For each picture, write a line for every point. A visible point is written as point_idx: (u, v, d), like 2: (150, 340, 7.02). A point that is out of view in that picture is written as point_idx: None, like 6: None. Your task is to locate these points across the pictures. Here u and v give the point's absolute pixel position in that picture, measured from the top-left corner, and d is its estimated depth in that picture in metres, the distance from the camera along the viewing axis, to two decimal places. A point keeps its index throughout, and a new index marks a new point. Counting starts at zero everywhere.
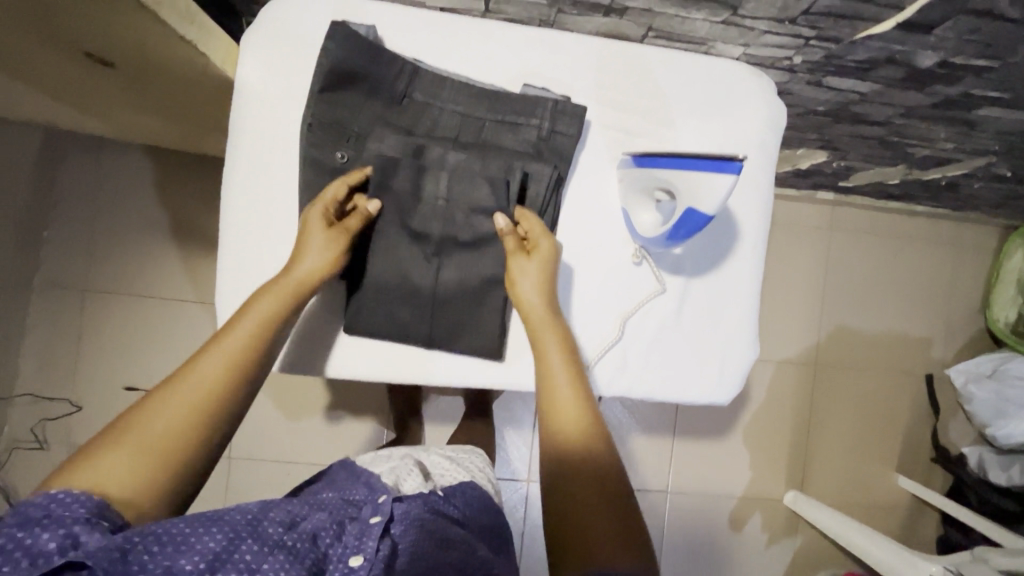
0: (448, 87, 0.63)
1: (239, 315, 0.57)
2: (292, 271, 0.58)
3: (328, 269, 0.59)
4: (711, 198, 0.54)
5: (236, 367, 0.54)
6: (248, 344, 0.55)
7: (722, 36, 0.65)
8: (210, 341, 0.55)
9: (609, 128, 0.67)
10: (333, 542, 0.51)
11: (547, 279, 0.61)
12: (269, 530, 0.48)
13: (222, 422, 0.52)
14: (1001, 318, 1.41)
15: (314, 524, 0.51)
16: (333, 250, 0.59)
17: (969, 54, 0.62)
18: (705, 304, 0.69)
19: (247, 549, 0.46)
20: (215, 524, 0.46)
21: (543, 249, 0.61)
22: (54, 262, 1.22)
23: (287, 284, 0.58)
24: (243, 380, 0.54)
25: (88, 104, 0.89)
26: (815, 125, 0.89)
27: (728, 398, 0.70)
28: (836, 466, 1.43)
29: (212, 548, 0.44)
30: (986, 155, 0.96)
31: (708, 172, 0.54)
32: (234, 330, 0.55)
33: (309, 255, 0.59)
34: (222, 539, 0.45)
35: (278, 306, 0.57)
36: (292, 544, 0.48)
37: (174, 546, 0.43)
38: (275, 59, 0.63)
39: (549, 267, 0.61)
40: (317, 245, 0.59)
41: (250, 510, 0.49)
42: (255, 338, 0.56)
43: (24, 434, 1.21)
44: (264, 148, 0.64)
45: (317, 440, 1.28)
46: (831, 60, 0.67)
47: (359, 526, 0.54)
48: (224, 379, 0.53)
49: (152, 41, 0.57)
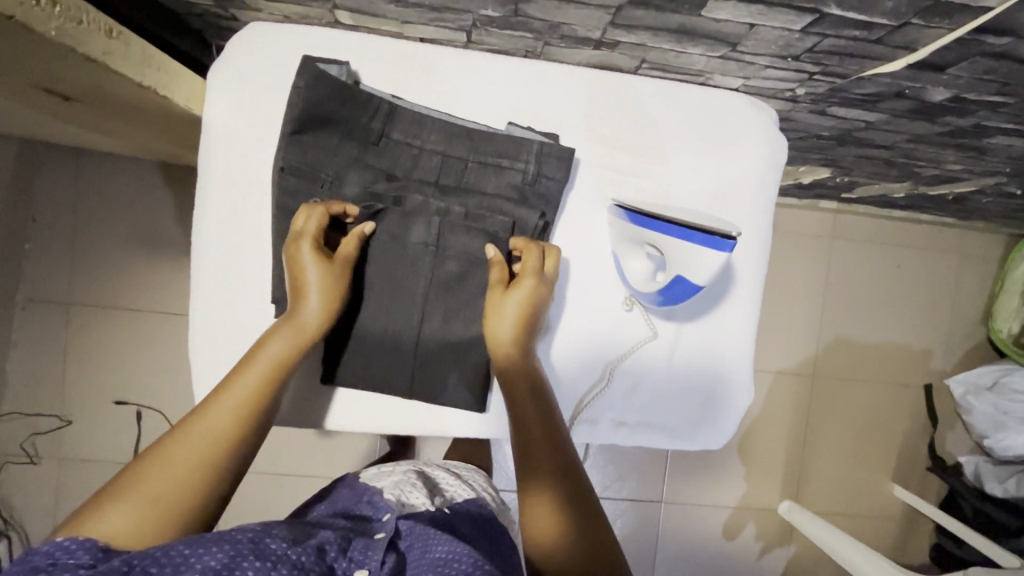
0: (428, 126, 0.59)
1: (249, 358, 0.55)
2: (294, 313, 0.56)
3: (334, 301, 0.57)
4: (703, 270, 0.56)
5: (250, 408, 0.53)
6: (258, 390, 0.54)
7: (720, 69, 0.61)
8: (218, 386, 0.54)
9: (600, 166, 0.63)
10: (337, 557, 0.48)
11: (525, 317, 0.59)
12: (272, 546, 0.44)
13: (236, 464, 0.50)
14: (1004, 329, 1.38)
15: (318, 540, 0.48)
16: (335, 281, 0.57)
17: (983, 91, 0.58)
18: (695, 352, 0.66)
19: (251, 566, 0.41)
20: (215, 542, 0.42)
21: (523, 290, 0.58)
22: (36, 277, 1.19)
23: (290, 329, 0.56)
24: (253, 423, 0.53)
25: (58, 123, 0.84)
26: (819, 147, 0.85)
27: (719, 443, 0.69)
28: (831, 476, 1.43)
29: (212, 566, 0.40)
30: (996, 175, 0.92)
31: (705, 247, 0.56)
32: (243, 374, 0.54)
33: (312, 293, 0.56)
34: (223, 556, 0.41)
35: (288, 348, 0.56)
36: (299, 558, 0.44)
37: (173, 569, 0.39)
38: (245, 97, 0.60)
39: (534, 307, 0.59)
40: (314, 276, 0.56)
41: (251, 530, 0.45)
42: (265, 385, 0.54)
43: (14, 449, 1.20)
44: (234, 191, 0.61)
45: (309, 454, 1.26)
46: (836, 93, 0.64)
47: (364, 541, 0.52)
48: (238, 420, 0.52)
49: (110, 84, 0.54)
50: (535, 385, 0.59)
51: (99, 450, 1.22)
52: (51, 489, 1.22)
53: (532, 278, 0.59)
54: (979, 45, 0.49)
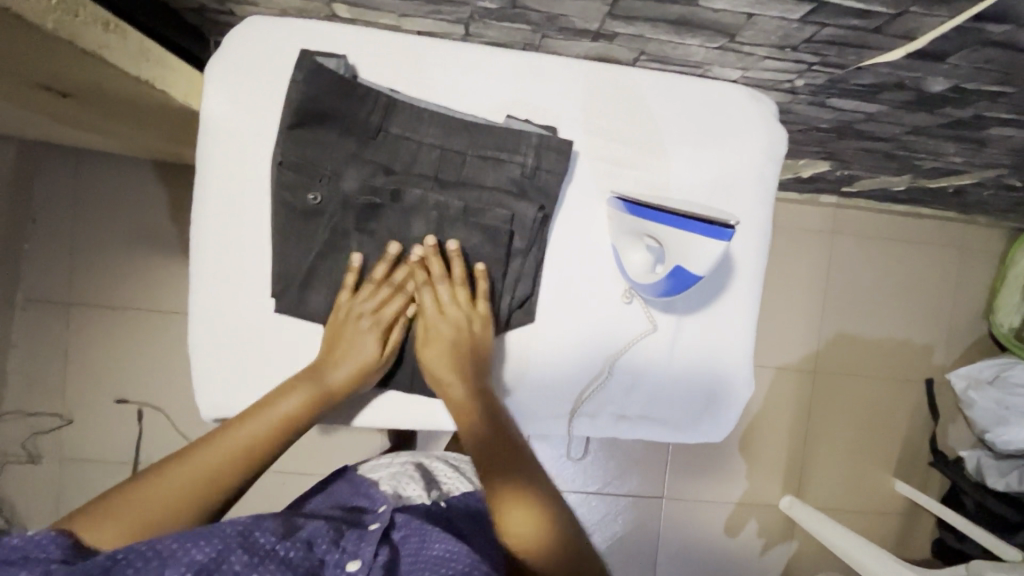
0: (426, 120, 0.59)
1: (273, 398, 0.59)
2: (325, 366, 0.61)
3: (372, 351, 0.61)
4: (703, 260, 0.55)
5: (251, 450, 0.56)
6: (267, 434, 0.57)
7: (719, 60, 0.61)
8: (236, 418, 0.58)
9: (598, 159, 0.63)
10: (331, 548, 0.50)
11: (446, 339, 0.62)
12: (260, 540, 0.47)
13: (221, 499, 0.54)
14: (1005, 324, 1.38)
15: (309, 532, 0.51)
16: (372, 333, 0.62)
17: (982, 81, 0.58)
18: (696, 346, 0.66)
19: (237, 560, 0.44)
20: (205, 537, 0.45)
21: (428, 315, 0.63)
22: (36, 278, 1.19)
23: (318, 381, 0.60)
24: (251, 465, 0.56)
25: (56, 121, 0.84)
26: (819, 140, 0.85)
27: (721, 434, 0.68)
28: (831, 472, 1.42)
29: (200, 560, 0.43)
30: (996, 168, 0.92)
31: (705, 236, 0.55)
32: (260, 414, 0.58)
33: (353, 354, 0.61)
34: (211, 550, 0.44)
35: (309, 398, 0.59)
36: (286, 553, 0.47)
37: (161, 561, 0.42)
38: (243, 92, 0.59)
39: (443, 325, 0.62)
40: (353, 329, 0.61)
41: (242, 523, 0.48)
42: (276, 430, 0.58)
43: (16, 449, 1.20)
44: (232, 187, 0.61)
45: (309, 452, 1.26)
46: (836, 84, 0.63)
47: (356, 534, 0.53)
48: (237, 458, 0.56)
49: (107, 80, 0.54)
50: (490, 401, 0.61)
51: (100, 449, 1.22)
52: (54, 488, 1.22)
53: (432, 280, 0.61)
54: (978, 33, 0.49)
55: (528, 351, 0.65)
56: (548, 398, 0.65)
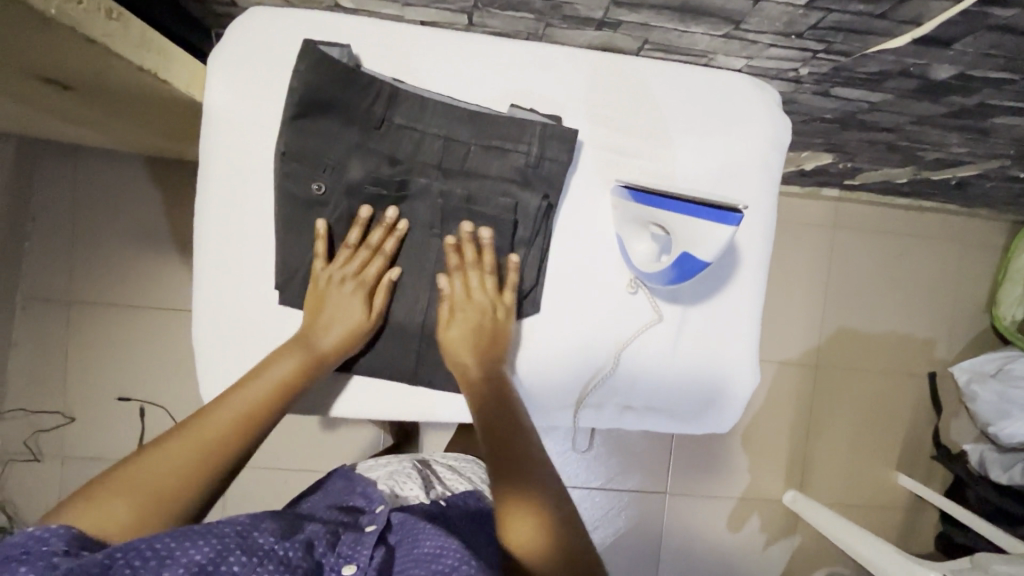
0: (429, 109, 0.59)
1: (263, 367, 0.58)
2: (312, 332, 0.60)
3: (354, 317, 0.60)
4: (709, 245, 0.53)
5: (251, 415, 0.55)
6: (264, 399, 0.56)
7: (724, 49, 0.61)
8: (227, 390, 0.56)
9: (602, 148, 0.63)
10: (327, 552, 0.49)
11: (473, 324, 0.61)
12: (259, 541, 0.45)
13: (228, 465, 0.52)
14: (1008, 317, 1.38)
15: (308, 535, 0.50)
16: (353, 298, 0.60)
17: (988, 68, 0.58)
18: (701, 336, 0.66)
19: (236, 561, 0.42)
20: (203, 536, 0.42)
21: (456, 301, 0.61)
22: (37, 275, 1.18)
23: (309, 347, 0.59)
24: (253, 430, 0.54)
25: (56, 117, 0.84)
26: (822, 131, 0.85)
27: (726, 425, 0.68)
28: (834, 466, 1.42)
29: (198, 560, 0.41)
30: (1000, 158, 0.92)
31: (711, 221, 0.53)
32: (253, 383, 0.57)
33: (340, 319, 0.60)
34: (209, 550, 0.42)
35: (301, 363, 0.58)
36: (285, 554, 0.45)
37: (158, 562, 0.40)
38: (245, 82, 0.59)
39: (467, 309, 0.61)
40: (335, 297, 0.60)
41: (240, 522, 0.46)
42: (272, 395, 0.56)
43: (18, 447, 1.19)
44: (236, 178, 0.61)
45: (311, 449, 1.26)
46: (840, 72, 0.63)
47: (353, 536, 0.53)
48: (238, 424, 0.54)
49: (110, 70, 0.54)
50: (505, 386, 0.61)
51: (102, 447, 1.22)
52: (56, 486, 1.21)
53: (464, 266, 0.61)
54: (985, 18, 0.49)
55: (534, 341, 0.65)
56: (555, 389, 0.65)
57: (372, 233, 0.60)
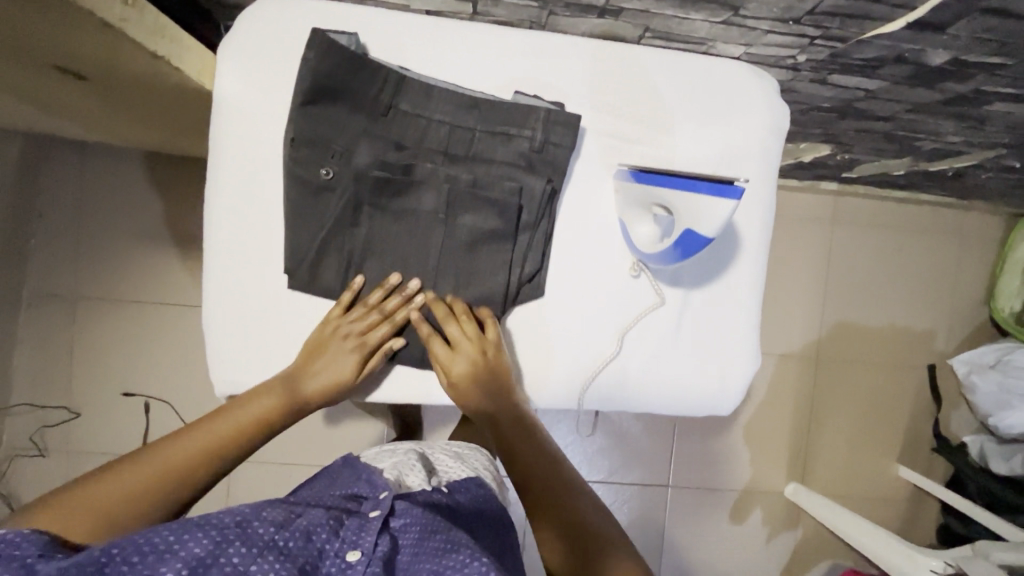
0: (436, 96, 0.60)
1: (242, 398, 0.62)
2: (298, 376, 0.62)
3: (342, 371, 0.62)
4: (713, 221, 0.53)
5: (219, 443, 0.58)
6: (235, 430, 0.59)
7: (723, 36, 0.63)
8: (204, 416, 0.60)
9: (605, 135, 0.64)
10: (330, 538, 0.50)
11: (466, 373, 0.62)
12: (258, 531, 0.46)
13: (188, 490, 0.55)
14: (1006, 308, 1.40)
15: (308, 522, 0.50)
16: (345, 352, 0.62)
17: (981, 52, 0.59)
18: (704, 319, 0.67)
19: (234, 552, 0.44)
20: (200, 529, 0.44)
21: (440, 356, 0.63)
22: (45, 272, 1.19)
23: (292, 385, 0.62)
24: (219, 458, 0.58)
25: (64, 111, 0.85)
26: (820, 121, 0.86)
27: (730, 408, 0.69)
28: (836, 458, 1.43)
29: (196, 553, 0.43)
30: (995, 147, 0.93)
31: (710, 195, 0.52)
32: (228, 412, 0.60)
33: (331, 370, 0.62)
34: (208, 543, 0.43)
35: (278, 401, 0.61)
36: (285, 543, 0.46)
37: (156, 555, 0.42)
38: (255, 70, 0.60)
39: (453, 362, 0.62)
40: (328, 353, 0.62)
41: (240, 512, 0.48)
42: (244, 426, 0.60)
43: (24, 442, 1.20)
44: (246, 164, 0.62)
45: (315, 444, 1.27)
46: (837, 59, 0.64)
47: (357, 522, 0.53)
48: (206, 450, 0.57)
49: (125, 57, 0.55)
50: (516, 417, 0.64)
51: (108, 442, 1.23)
52: (61, 481, 1.22)
53: (444, 322, 0.62)
54: (976, 1, 0.50)
55: (540, 325, 0.66)
56: (560, 371, 0.66)
57: (371, 293, 0.62)
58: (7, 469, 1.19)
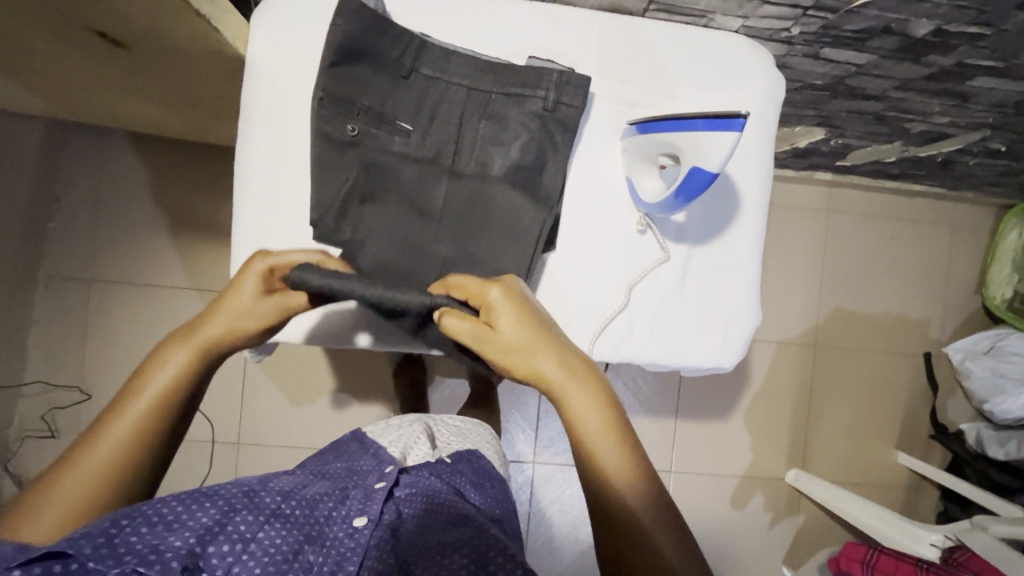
0: (455, 60, 0.65)
1: (171, 349, 0.53)
2: (222, 311, 0.56)
3: (265, 292, 0.57)
4: (715, 156, 0.57)
5: (164, 401, 0.51)
6: (176, 381, 0.52)
7: (722, 8, 0.68)
8: (135, 378, 0.52)
9: (612, 99, 0.69)
10: (337, 506, 0.53)
11: (510, 331, 0.53)
12: (265, 500, 0.50)
13: (147, 455, 0.50)
14: (997, 296, 1.43)
15: (314, 493, 0.53)
16: (261, 280, 0.57)
17: (961, 21, 0.65)
18: (706, 274, 0.70)
19: (242, 520, 0.47)
20: (208, 500, 0.47)
21: (470, 285, 0.56)
22: (60, 252, 1.18)
23: (221, 321, 0.55)
24: (169, 416, 0.51)
25: (91, 89, 0.88)
26: (813, 100, 0.91)
27: (732, 362, 0.72)
28: (836, 444, 1.45)
29: (205, 523, 0.46)
30: (981, 129, 0.98)
31: (712, 131, 0.56)
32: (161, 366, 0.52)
33: (254, 297, 0.56)
34: (215, 513, 0.46)
35: (214, 342, 0.55)
36: (290, 512, 0.50)
37: (165, 525, 0.44)
38: (287, 35, 0.65)
39: (492, 286, 0.55)
40: (248, 284, 0.56)
41: (246, 484, 0.51)
42: (185, 375, 0.53)
43: (34, 423, 1.17)
44: (275, 124, 0.65)
45: (322, 426, 1.24)
46: (827, 31, 0.70)
47: (363, 490, 0.55)
48: (152, 412, 0.50)
49: (169, 17, 0.59)
50: (579, 390, 0.53)
51: None
52: None
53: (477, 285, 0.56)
54: None
55: (550, 279, 0.69)
56: (570, 323, 0.69)
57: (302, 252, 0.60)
58: (16, 451, 1.16)
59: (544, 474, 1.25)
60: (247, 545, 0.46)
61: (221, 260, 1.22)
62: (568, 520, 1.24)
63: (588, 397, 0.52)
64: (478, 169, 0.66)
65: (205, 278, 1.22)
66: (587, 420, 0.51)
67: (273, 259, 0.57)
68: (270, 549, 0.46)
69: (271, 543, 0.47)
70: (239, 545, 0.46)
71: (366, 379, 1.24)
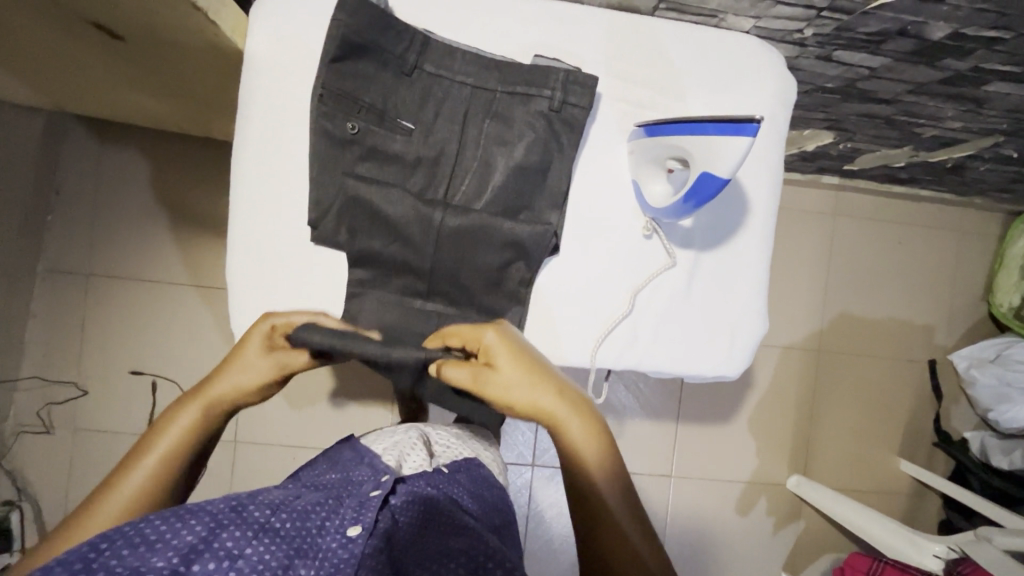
0: (459, 57, 0.63)
1: (175, 413, 0.56)
2: (225, 372, 0.58)
3: (266, 351, 0.60)
4: (725, 161, 0.55)
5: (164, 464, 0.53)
6: (176, 444, 0.54)
7: (734, 7, 0.66)
8: (142, 441, 0.54)
9: (620, 100, 0.67)
10: (330, 515, 0.51)
11: (510, 375, 0.56)
12: (253, 514, 0.47)
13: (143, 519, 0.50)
14: (1005, 303, 1.41)
15: (304, 504, 0.51)
16: (262, 341, 0.60)
17: (980, 25, 0.63)
18: (713, 281, 0.69)
19: (228, 536, 0.45)
20: (193, 516, 0.45)
21: (465, 332, 0.59)
22: (58, 246, 1.17)
23: (224, 382, 0.58)
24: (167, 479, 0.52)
25: (87, 81, 0.87)
26: (823, 103, 0.89)
27: (736, 372, 0.70)
28: (839, 451, 1.44)
29: (189, 541, 0.43)
30: (993, 135, 0.97)
31: (724, 135, 0.55)
32: (165, 431, 0.55)
33: (256, 357, 0.59)
34: (201, 530, 0.44)
35: (212, 405, 0.57)
36: (279, 526, 0.48)
37: (148, 546, 0.43)
38: (287, 30, 0.63)
39: (488, 329, 0.58)
40: (252, 346, 0.59)
41: (234, 499, 0.49)
42: (184, 438, 0.55)
43: (29, 419, 1.16)
44: (273, 122, 0.64)
45: (320, 426, 1.23)
46: (841, 32, 0.68)
47: (357, 500, 0.53)
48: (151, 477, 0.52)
49: (166, 10, 0.57)
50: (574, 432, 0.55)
51: (109, 424, 1.18)
52: (63, 464, 1.18)
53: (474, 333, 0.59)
54: None
55: (552, 284, 0.67)
56: (572, 330, 0.67)
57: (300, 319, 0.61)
58: (11, 446, 1.16)
59: (543, 477, 1.23)
60: (234, 562, 0.43)
61: (220, 257, 1.20)
62: (567, 524, 1.23)
63: (587, 437, 0.55)
64: (482, 171, 0.65)
65: (204, 274, 1.20)
66: (591, 449, 0.55)
67: (277, 317, 0.61)
68: (259, 565, 0.44)
69: (259, 559, 0.45)
70: (226, 563, 0.43)
71: (366, 378, 1.23)
